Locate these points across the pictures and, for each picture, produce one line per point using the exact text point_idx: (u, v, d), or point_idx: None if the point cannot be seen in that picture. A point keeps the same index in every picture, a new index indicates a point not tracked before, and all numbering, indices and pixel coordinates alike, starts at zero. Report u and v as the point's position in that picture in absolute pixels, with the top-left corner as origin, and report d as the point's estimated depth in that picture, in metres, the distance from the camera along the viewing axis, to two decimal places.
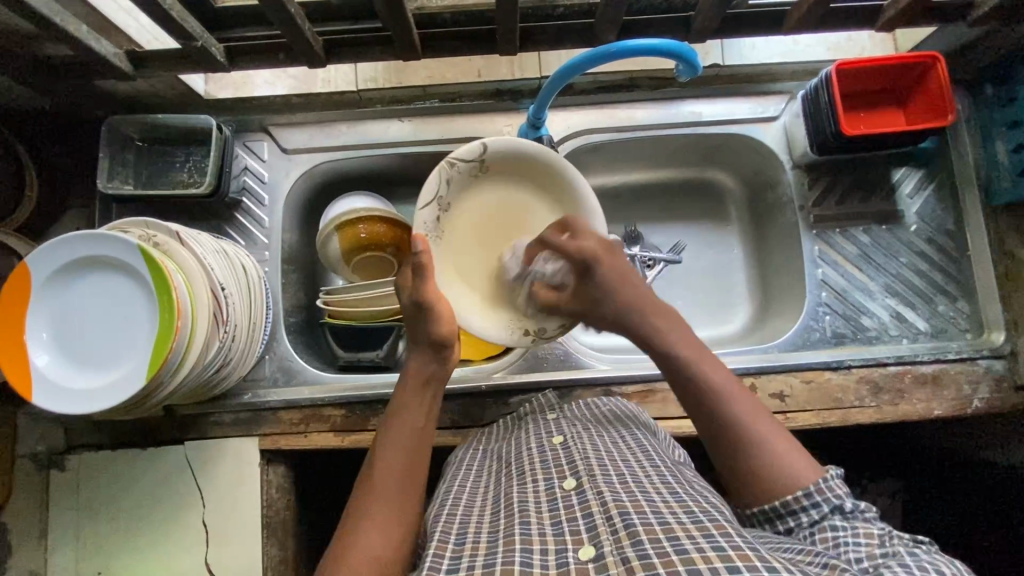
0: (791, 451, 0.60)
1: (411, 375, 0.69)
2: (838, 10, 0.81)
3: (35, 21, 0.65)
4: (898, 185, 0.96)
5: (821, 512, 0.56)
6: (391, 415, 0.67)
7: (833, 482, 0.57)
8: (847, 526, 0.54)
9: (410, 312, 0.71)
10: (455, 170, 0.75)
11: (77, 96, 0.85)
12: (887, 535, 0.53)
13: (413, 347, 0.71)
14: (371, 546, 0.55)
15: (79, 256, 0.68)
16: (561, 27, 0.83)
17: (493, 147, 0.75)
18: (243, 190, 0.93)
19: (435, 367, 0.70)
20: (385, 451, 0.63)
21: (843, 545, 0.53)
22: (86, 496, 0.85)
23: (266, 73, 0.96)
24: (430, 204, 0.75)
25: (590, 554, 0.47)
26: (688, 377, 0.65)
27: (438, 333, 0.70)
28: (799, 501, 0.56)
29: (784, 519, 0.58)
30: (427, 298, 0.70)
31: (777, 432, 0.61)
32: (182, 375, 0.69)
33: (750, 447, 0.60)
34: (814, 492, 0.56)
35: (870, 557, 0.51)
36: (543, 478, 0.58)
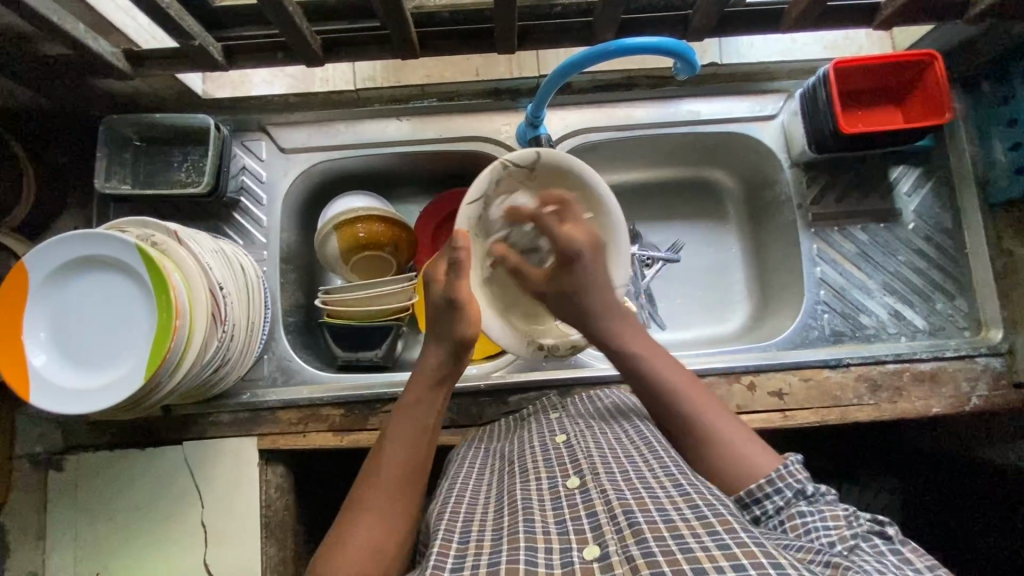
0: (749, 441, 0.61)
1: (428, 371, 0.68)
2: (836, 8, 0.81)
3: (34, 21, 0.65)
4: (896, 184, 0.96)
5: (786, 499, 0.56)
6: (404, 410, 0.66)
7: (792, 467, 0.57)
8: (814, 511, 0.54)
9: (439, 306, 0.70)
10: (507, 172, 0.76)
11: (74, 95, 0.84)
12: (853, 516, 0.54)
13: (434, 342, 0.70)
14: (368, 541, 0.55)
15: (79, 256, 0.67)
16: (559, 26, 0.83)
17: (548, 157, 0.75)
18: (241, 189, 0.93)
19: (451, 367, 0.69)
20: (391, 447, 0.62)
21: (814, 530, 0.53)
22: (83, 496, 0.85)
23: (263, 73, 0.95)
24: (477, 201, 0.76)
25: (596, 554, 0.47)
26: (644, 377, 0.67)
27: (461, 334, 0.68)
28: (763, 489, 0.57)
29: (751, 508, 0.58)
30: (457, 297, 0.69)
31: (735, 423, 0.63)
32: (183, 374, 0.69)
33: (708, 438, 0.62)
34: (777, 478, 0.57)
35: (841, 540, 0.51)
36: (546, 476, 0.58)
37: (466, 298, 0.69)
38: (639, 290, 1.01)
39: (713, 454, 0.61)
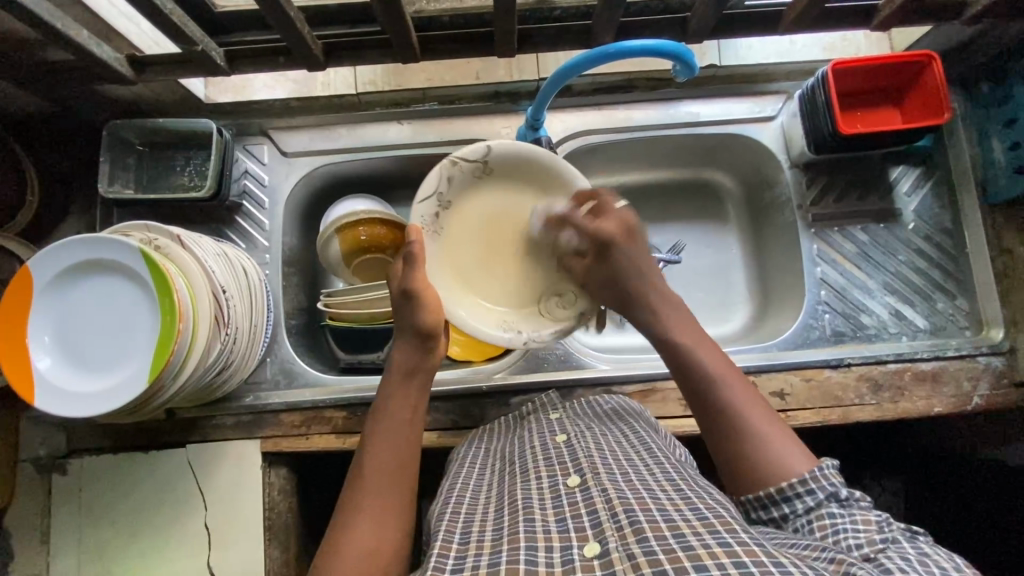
0: (788, 442, 0.60)
1: (397, 367, 0.69)
2: (834, 11, 0.82)
3: (38, 27, 0.65)
4: (896, 183, 0.96)
5: (816, 500, 0.56)
6: (380, 408, 0.66)
7: (828, 470, 0.57)
8: (844, 513, 0.54)
9: (398, 300, 0.71)
10: (457, 169, 0.76)
11: (78, 101, 0.85)
12: (885, 521, 0.53)
13: (399, 339, 0.70)
14: (365, 539, 0.55)
15: (79, 260, 0.68)
16: (558, 29, 0.84)
17: (496, 149, 0.76)
18: (243, 193, 0.94)
19: (420, 359, 0.70)
20: (374, 445, 0.63)
21: (842, 532, 0.53)
22: (86, 500, 0.85)
23: (265, 77, 0.96)
24: (429, 199, 0.76)
25: (595, 551, 0.47)
26: (686, 369, 0.67)
27: (422, 324, 0.69)
28: (794, 488, 0.57)
29: (779, 506, 0.57)
30: (415, 288, 0.70)
31: (771, 418, 0.62)
32: (185, 377, 0.69)
33: (744, 432, 0.61)
34: (808, 480, 0.57)
35: (869, 543, 0.51)
36: (546, 475, 0.59)
37: (424, 287, 0.70)
38: None
39: (749, 444, 0.60)
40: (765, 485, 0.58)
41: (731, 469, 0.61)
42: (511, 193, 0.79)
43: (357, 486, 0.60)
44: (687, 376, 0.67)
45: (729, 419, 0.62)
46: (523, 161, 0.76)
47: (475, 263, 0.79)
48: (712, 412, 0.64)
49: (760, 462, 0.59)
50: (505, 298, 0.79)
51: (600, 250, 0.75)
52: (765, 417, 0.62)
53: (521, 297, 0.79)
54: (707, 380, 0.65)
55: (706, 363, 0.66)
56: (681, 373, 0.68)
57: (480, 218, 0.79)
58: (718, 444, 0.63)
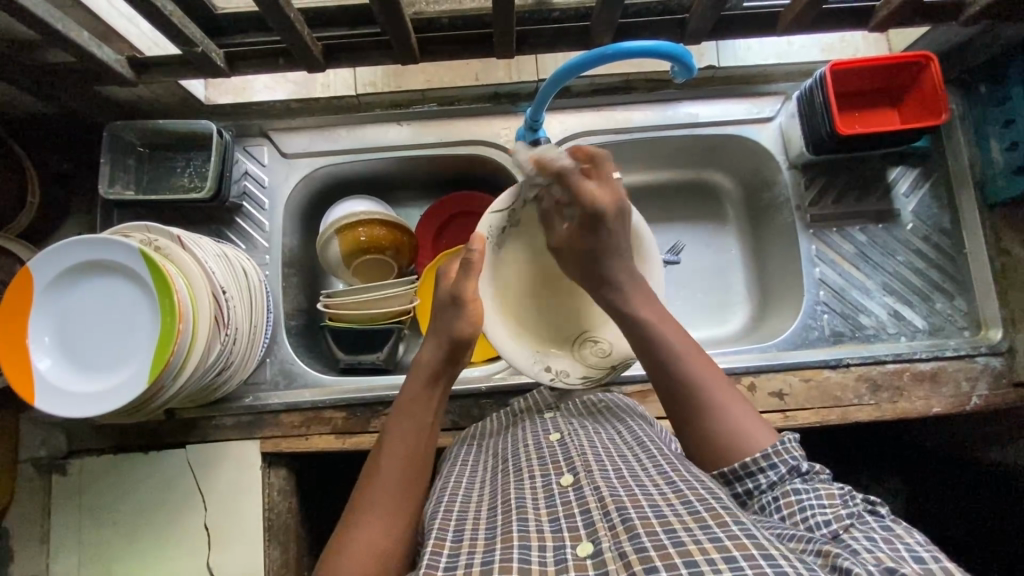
0: (751, 419, 0.61)
1: (424, 370, 0.68)
2: (832, 11, 0.82)
3: (38, 28, 0.66)
4: (893, 185, 0.96)
5: (780, 475, 0.57)
6: (400, 411, 0.66)
7: (790, 443, 0.58)
8: (809, 489, 0.55)
9: (443, 304, 0.72)
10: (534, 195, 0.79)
11: (79, 102, 0.86)
12: (848, 494, 0.54)
13: (432, 341, 0.70)
14: (372, 542, 0.55)
15: (80, 261, 0.68)
16: (556, 30, 0.84)
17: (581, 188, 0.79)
18: (243, 194, 0.94)
19: (446, 366, 0.70)
20: (389, 448, 0.63)
21: (808, 509, 0.53)
22: (86, 501, 0.85)
23: (265, 79, 0.96)
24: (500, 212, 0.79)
25: (588, 550, 0.47)
26: (656, 345, 0.66)
27: (459, 332, 0.70)
28: (757, 463, 0.57)
29: (743, 482, 0.58)
30: (463, 294, 0.71)
31: (733, 393, 0.63)
32: (184, 378, 0.69)
33: (708, 405, 0.61)
34: (771, 454, 0.57)
35: (836, 520, 0.52)
36: (540, 474, 0.59)
37: (472, 298, 0.71)
38: None
39: (713, 424, 0.60)
40: (730, 459, 0.59)
41: (695, 444, 0.62)
42: None
43: (367, 489, 0.60)
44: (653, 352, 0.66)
45: (691, 394, 0.62)
46: None
47: (522, 295, 0.83)
48: (669, 384, 0.64)
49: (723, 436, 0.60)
50: (539, 332, 0.83)
51: (590, 223, 0.71)
52: (728, 394, 0.62)
53: (553, 337, 0.83)
54: (671, 360, 0.64)
55: (670, 339, 0.66)
56: (644, 348, 0.67)
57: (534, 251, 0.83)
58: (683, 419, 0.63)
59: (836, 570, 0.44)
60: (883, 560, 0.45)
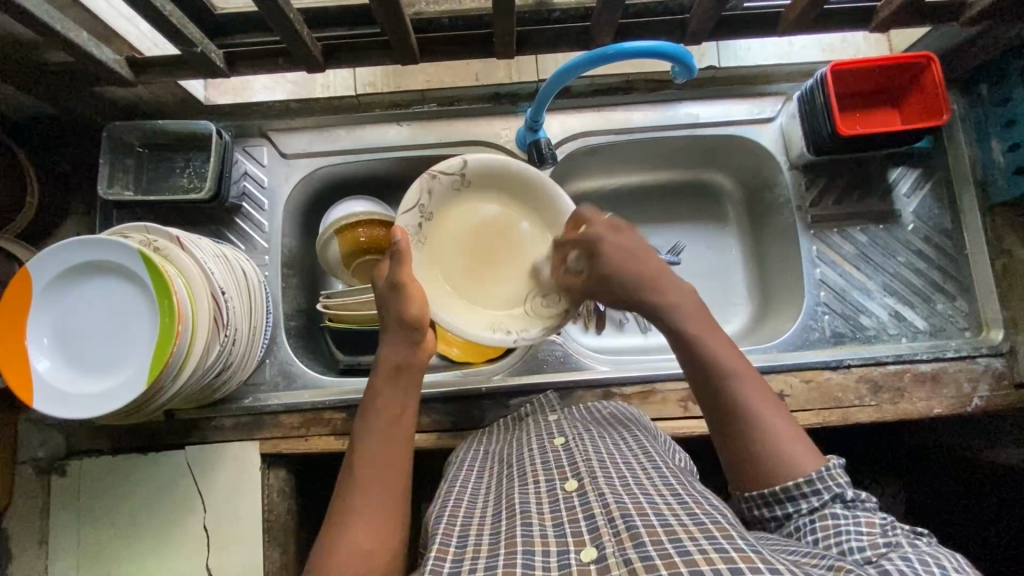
0: (795, 440, 0.60)
1: (383, 365, 0.67)
2: (834, 11, 0.82)
3: (37, 29, 0.65)
4: (894, 185, 0.96)
5: (822, 500, 0.57)
6: (368, 409, 0.66)
7: (834, 470, 0.57)
8: (848, 515, 0.55)
9: (384, 292, 0.69)
10: (436, 182, 0.75)
11: (78, 102, 0.85)
12: (890, 525, 0.54)
13: (387, 335, 0.68)
14: (355, 544, 0.55)
15: (79, 261, 0.68)
16: (557, 31, 0.84)
17: (473, 161, 0.75)
18: (243, 194, 0.94)
19: (408, 355, 0.68)
20: (360, 449, 0.63)
21: (845, 534, 0.54)
22: (85, 502, 0.85)
23: (264, 79, 0.97)
24: (412, 209, 0.74)
25: (593, 556, 0.47)
26: (701, 364, 0.64)
27: (408, 314, 0.67)
28: (800, 488, 0.57)
29: (782, 505, 0.58)
30: (403, 279, 0.68)
31: (770, 400, 0.63)
32: (183, 380, 0.69)
33: (758, 428, 0.61)
34: (816, 481, 0.57)
35: (872, 547, 0.52)
36: (544, 479, 0.59)
37: (411, 280, 0.68)
38: None
39: (764, 452, 0.60)
40: (768, 484, 0.59)
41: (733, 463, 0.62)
42: (486, 203, 0.78)
43: (346, 491, 0.60)
44: (694, 363, 0.65)
45: (736, 408, 0.62)
46: (497, 175, 0.76)
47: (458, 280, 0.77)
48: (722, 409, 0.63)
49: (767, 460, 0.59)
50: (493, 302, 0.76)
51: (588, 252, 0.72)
52: (763, 397, 0.63)
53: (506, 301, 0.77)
54: (720, 373, 0.63)
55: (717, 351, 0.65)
56: (690, 363, 0.65)
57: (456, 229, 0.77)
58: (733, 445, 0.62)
59: None
60: None
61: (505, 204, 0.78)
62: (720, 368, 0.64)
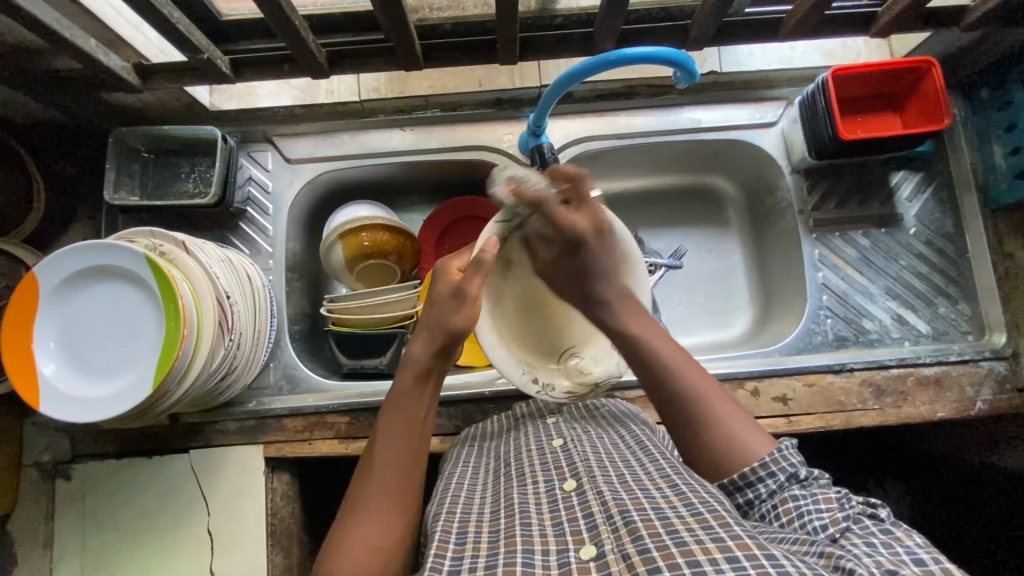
0: (749, 428, 0.61)
1: (413, 365, 0.67)
2: (834, 17, 0.83)
3: (47, 36, 0.66)
4: (897, 189, 0.96)
5: (778, 483, 0.57)
6: (392, 406, 0.65)
7: (786, 451, 0.59)
8: (808, 495, 0.55)
9: (441, 295, 0.69)
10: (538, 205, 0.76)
11: (86, 109, 0.86)
12: (846, 497, 0.54)
13: (423, 335, 0.68)
14: (368, 539, 0.56)
15: (85, 266, 0.69)
16: (560, 36, 0.85)
17: None
18: (247, 199, 0.94)
19: (438, 361, 0.68)
20: (382, 445, 0.63)
21: (806, 514, 0.54)
22: (90, 506, 0.85)
23: (270, 85, 0.98)
24: (504, 222, 0.75)
25: (591, 553, 0.47)
26: (642, 355, 0.67)
27: (453, 324, 0.68)
28: (756, 472, 0.58)
29: (743, 492, 0.59)
30: (467, 288, 0.69)
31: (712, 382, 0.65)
32: (188, 383, 0.69)
33: (707, 419, 0.62)
34: (769, 463, 0.58)
35: (833, 522, 0.52)
36: (542, 480, 0.59)
37: (475, 294, 0.69)
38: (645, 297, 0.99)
39: (718, 445, 0.61)
40: (730, 471, 0.59)
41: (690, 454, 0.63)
42: None
43: (359, 490, 0.60)
44: (635, 355, 0.68)
45: (685, 402, 0.63)
46: None
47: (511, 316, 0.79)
48: (675, 414, 0.64)
49: (722, 449, 0.60)
50: (527, 343, 0.79)
51: (569, 245, 0.73)
52: (708, 385, 0.64)
53: (544, 351, 0.80)
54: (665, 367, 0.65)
55: (657, 348, 0.67)
56: (631, 359, 0.68)
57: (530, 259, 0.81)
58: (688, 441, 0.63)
59: (838, 570, 0.43)
60: (883, 565, 0.44)
61: None
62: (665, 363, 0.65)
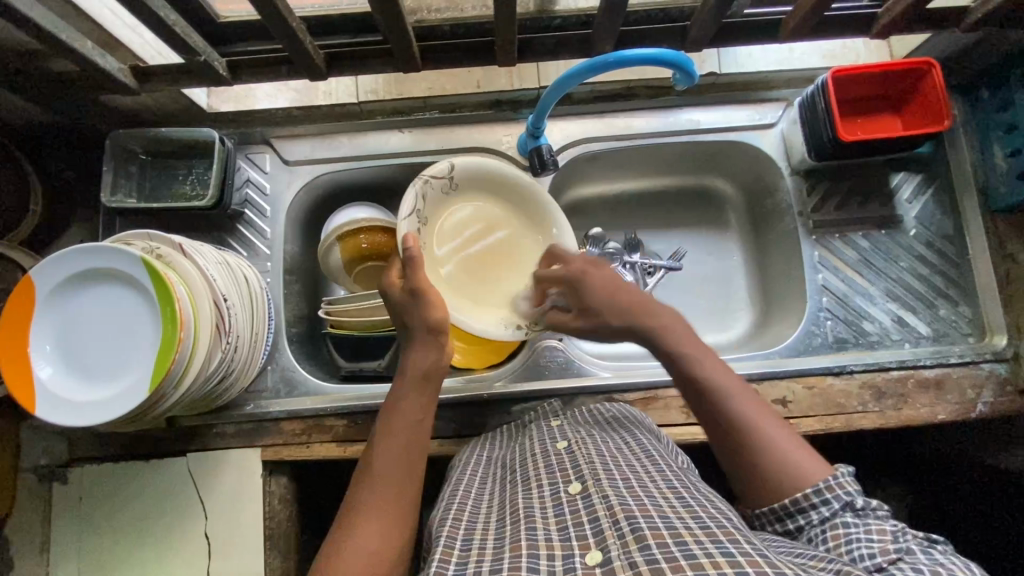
0: (801, 449, 0.60)
1: (411, 368, 0.67)
2: (835, 18, 0.82)
3: (44, 38, 0.66)
4: (897, 190, 0.96)
5: (831, 510, 0.56)
6: (392, 411, 0.65)
7: (842, 479, 0.57)
8: (859, 524, 0.54)
9: (404, 300, 0.70)
10: (428, 186, 0.80)
11: (84, 111, 0.86)
12: (901, 531, 0.53)
13: (413, 340, 0.69)
14: (365, 546, 0.55)
15: (81, 269, 0.68)
16: (559, 38, 0.85)
17: (459, 164, 0.82)
18: (245, 202, 0.94)
19: (435, 360, 0.68)
20: (382, 449, 0.62)
21: (855, 542, 0.53)
22: (86, 509, 0.85)
23: (267, 87, 0.98)
24: (410, 216, 0.78)
25: (598, 559, 0.47)
26: (692, 381, 0.64)
27: (433, 319, 0.68)
28: (808, 499, 0.57)
29: (794, 517, 0.58)
30: (421, 286, 0.69)
31: (750, 394, 0.64)
32: (187, 387, 0.69)
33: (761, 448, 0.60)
34: (824, 489, 0.57)
35: (882, 553, 0.51)
36: (546, 484, 0.59)
37: (429, 286, 0.69)
38: None
39: (775, 474, 0.59)
40: (781, 496, 0.58)
41: (745, 484, 0.61)
42: (471, 204, 0.86)
43: (360, 494, 0.60)
44: (686, 381, 0.65)
45: (734, 429, 0.61)
46: (481, 175, 0.84)
47: (460, 286, 0.83)
48: (726, 439, 0.62)
49: (778, 478, 0.59)
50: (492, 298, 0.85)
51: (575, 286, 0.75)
52: (761, 412, 0.62)
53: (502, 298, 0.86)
54: (716, 397, 0.63)
55: (710, 374, 0.64)
56: (681, 384, 0.66)
57: (447, 226, 0.84)
58: (739, 468, 0.61)
59: None
60: None
61: (483, 198, 0.87)
62: (716, 392, 0.63)
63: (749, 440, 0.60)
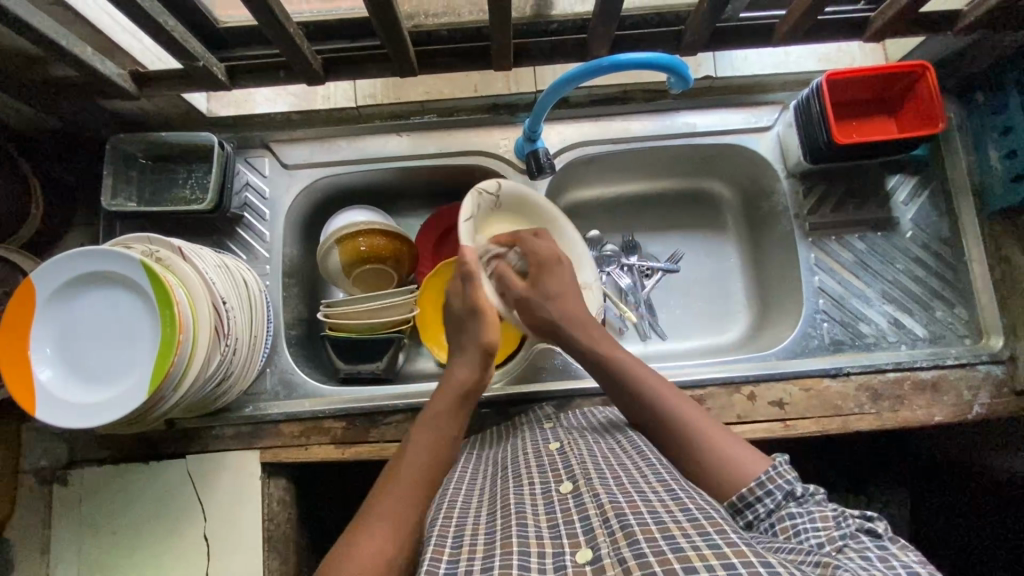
0: (739, 448, 0.62)
1: (455, 384, 0.73)
2: (828, 22, 0.83)
3: (44, 44, 0.67)
4: (893, 193, 0.96)
5: (776, 501, 0.57)
6: (427, 418, 0.70)
7: (780, 468, 0.58)
8: (803, 512, 0.55)
9: (463, 316, 0.79)
10: (481, 199, 0.86)
11: (84, 116, 0.87)
12: (842, 515, 0.54)
13: (462, 358, 0.76)
14: (381, 535, 0.56)
15: (84, 272, 0.69)
16: (555, 42, 0.85)
17: (510, 185, 0.88)
18: (244, 205, 0.95)
19: (479, 379, 0.75)
20: (412, 453, 0.66)
21: (803, 532, 0.53)
22: (86, 511, 0.85)
23: (267, 92, 0.97)
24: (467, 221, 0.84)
25: (588, 557, 0.47)
26: (620, 384, 0.70)
27: (486, 341, 0.77)
28: (754, 492, 0.57)
29: (744, 513, 0.58)
30: (479, 306, 0.79)
31: (676, 393, 0.68)
32: (185, 388, 0.70)
33: (697, 443, 0.63)
34: (766, 480, 0.57)
35: (829, 541, 0.51)
36: (537, 482, 0.59)
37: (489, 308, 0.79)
38: (639, 300, 1.03)
39: (712, 465, 0.61)
40: (730, 491, 0.59)
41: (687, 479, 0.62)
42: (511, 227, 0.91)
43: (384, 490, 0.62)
44: (614, 384, 0.71)
45: (666, 422, 0.65)
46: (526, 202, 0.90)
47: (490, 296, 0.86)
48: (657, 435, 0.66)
49: (718, 471, 0.60)
50: None
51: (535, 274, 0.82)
52: (692, 413, 0.66)
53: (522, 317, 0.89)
54: (640, 399, 0.68)
55: (641, 377, 0.70)
56: (612, 390, 0.71)
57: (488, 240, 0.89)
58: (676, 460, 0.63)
59: None
60: None
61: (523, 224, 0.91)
62: (637, 394, 0.68)
63: (680, 436, 0.64)
